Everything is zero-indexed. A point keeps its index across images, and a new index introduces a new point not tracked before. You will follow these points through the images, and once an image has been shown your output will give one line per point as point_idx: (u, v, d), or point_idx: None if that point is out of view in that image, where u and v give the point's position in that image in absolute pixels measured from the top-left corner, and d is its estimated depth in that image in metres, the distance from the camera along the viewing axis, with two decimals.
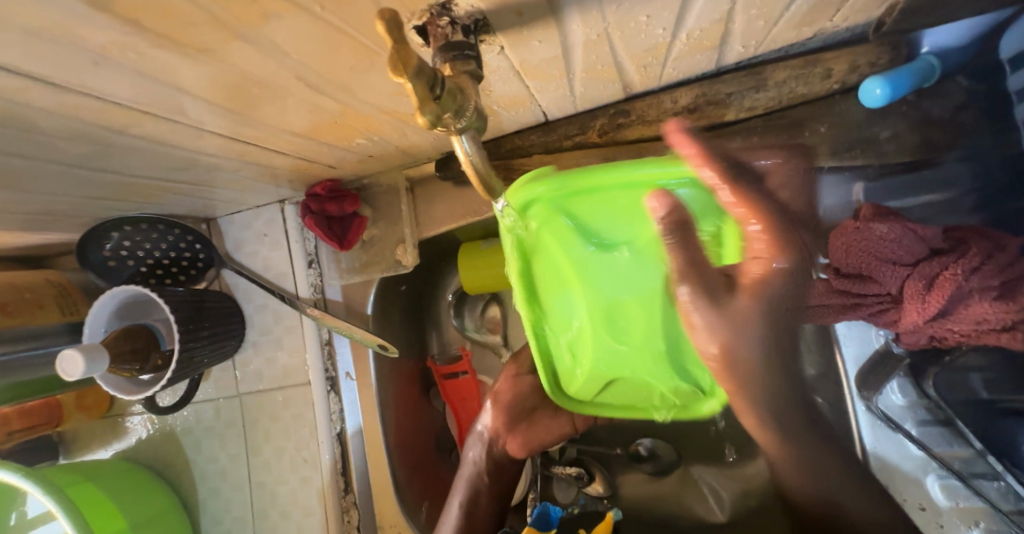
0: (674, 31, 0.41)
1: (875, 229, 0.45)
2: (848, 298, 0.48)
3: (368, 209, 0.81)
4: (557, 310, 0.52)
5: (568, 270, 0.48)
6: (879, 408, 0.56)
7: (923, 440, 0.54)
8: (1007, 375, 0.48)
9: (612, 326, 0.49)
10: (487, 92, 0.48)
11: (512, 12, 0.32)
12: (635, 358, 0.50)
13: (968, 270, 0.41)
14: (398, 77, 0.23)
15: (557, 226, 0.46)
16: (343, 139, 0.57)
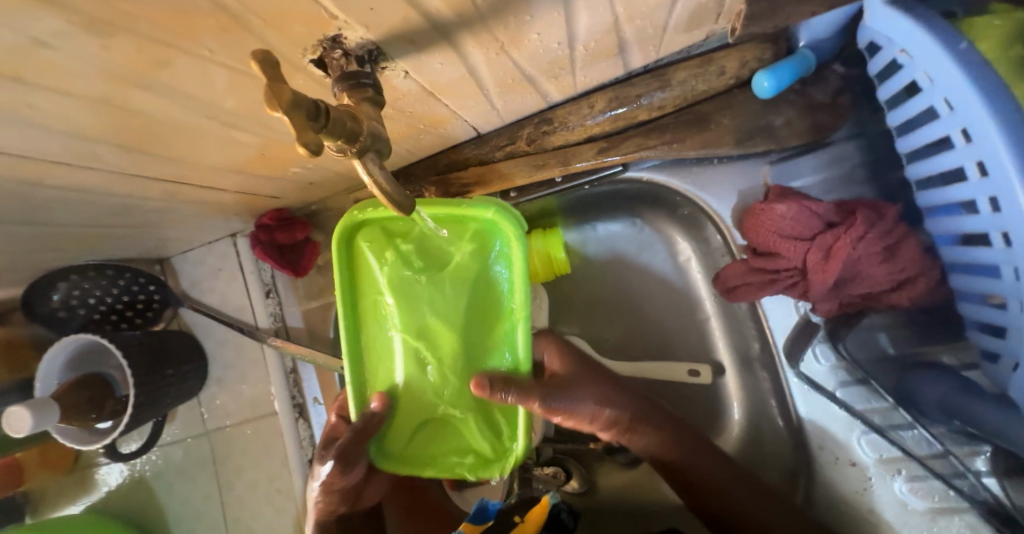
0: (569, 44, 0.44)
1: (777, 209, 0.52)
2: (766, 274, 0.55)
3: (319, 234, 0.83)
4: (380, 326, 0.59)
5: (388, 291, 0.57)
6: (804, 373, 0.60)
7: (846, 400, 0.58)
8: (910, 331, 0.54)
9: (420, 351, 0.58)
10: (406, 113, 0.50)
11: (403, 40, 0.34)
12: (441, 387, 0.58)
13: (856, 238, 0.49)
14: (275, 111, 0.25)
15: (386, 245, 0.58)
16: (277, 169, 0.59)
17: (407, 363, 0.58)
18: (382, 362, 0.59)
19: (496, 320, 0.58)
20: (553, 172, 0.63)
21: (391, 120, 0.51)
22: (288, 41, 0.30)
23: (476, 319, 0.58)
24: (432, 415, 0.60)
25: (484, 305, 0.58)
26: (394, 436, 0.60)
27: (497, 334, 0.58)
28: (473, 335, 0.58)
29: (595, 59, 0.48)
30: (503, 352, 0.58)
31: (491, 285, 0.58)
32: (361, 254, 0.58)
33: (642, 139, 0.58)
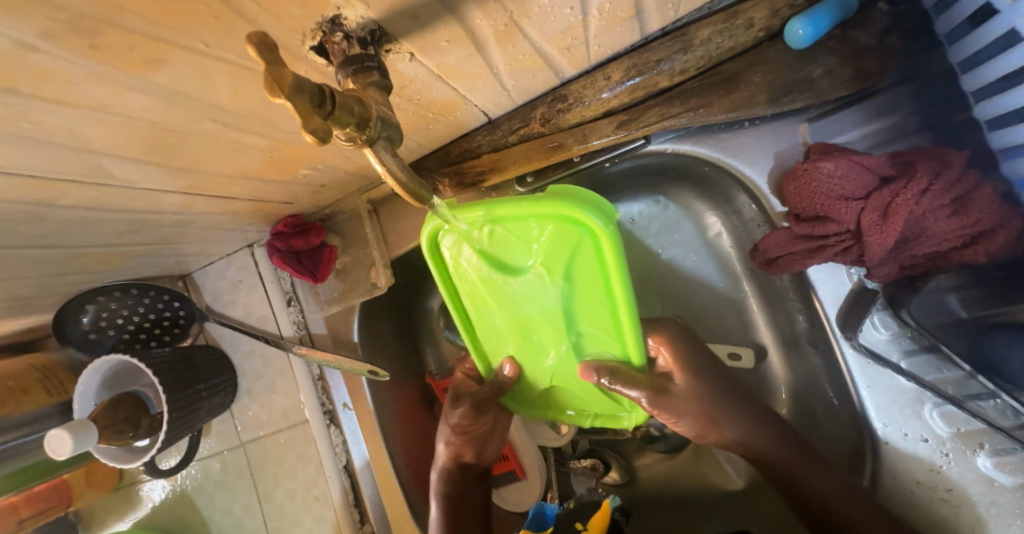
0: (583, 9, 0.40)
1: (823, 168, 0.48)
2: (812, 241, 0.51)
3: (336, 237, 0.82)
4: (483, 315, 0.61)
5: (485, 291, 0.58)
6: (863, 345, 0.56)
7: (914, 371, 0.54)
8: (985, 292, 0.50)
9: (528, 336, 0.60)
10: (415, 100, 0.47)
11: (405, 17, 0.32)
12: (555, 363, 0.62)
13: (917, 193, 0.45)
14: (277, 97, 0.23)
15: (471, 251, 0.55)
16: (287, 173, 0.58)
17: (518, 344, 0.62)
18: (496, 344, 0.64)
19: (598, 307, 0.55)
20: (570, 153, 0.61)
21: (400, 110, 0.48)
22: (285, 25, 0.28)
23: (577, 310, 0.56)
24: (547, 382, 0.65)
25: (583, 296, 0.55)
26: (518, 390, 0.69)
27: (600, 319, 0.56)
28: (575, 324, 0.57)
29: (612, 25, 0.45)
30: (610, 336, 0.57)
31: (586, 275, 0.53)
32: (445, 254, 0.57)
33: (666, 107, 0.55)
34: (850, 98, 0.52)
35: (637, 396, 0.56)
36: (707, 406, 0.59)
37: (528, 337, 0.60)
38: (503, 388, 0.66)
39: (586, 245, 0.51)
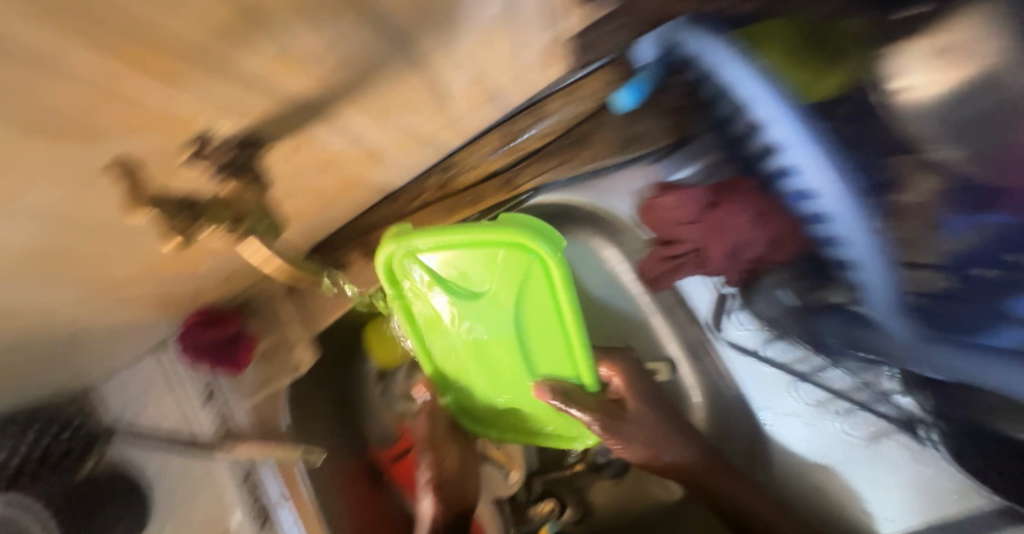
0: (443, 98, 0.47)
1: (662, 202, 0.59)
2: (672, 260, 0.62)
3: (253, 325, 0.81)
4: (439, 337, 0.63)
5: (442, 313, 0.60)
6: (731, 341, 0.68)
7: (772, 355, 0.66)
8: (804, 280, 0.57)
9: (482, 358, 0.63)
10: (307, 187, 0.51)
11: (274, 125, 0.36)
12: (510, 385, 0.65)
13: (730, 209, 0.54)
14: (143, 206, 0.30)
15: (426, 272, 0.56)
16: (187, 269, 0.58)
17: (474, 367, 0.64)
18: (453, 366, 0.66)
19: (548, 331, 0.59)
20: (467, 211, 0.68)
21: (294, 198, 0.52)
22: (155, 147, 0.30)
23: (533, 334, 0.59)
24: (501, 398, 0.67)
25: (536, 322, 0.58)
26: (475, 406, 0.71)
27: (555, 342, 0.60)
28: (531, 348, 0.60)
29: (475, 105, 0.52)
30: (561, 356, 0.61)
31: (539, 300, 0.57)
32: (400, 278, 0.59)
33: (538, 165, 0.64)
34: (672, 146, 0.63)
35: (589, 421, 0.61)
36: (658, 430, 0.65)
37: (482, 360, 0.63)
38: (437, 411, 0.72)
39: (536, 272, 0.54)
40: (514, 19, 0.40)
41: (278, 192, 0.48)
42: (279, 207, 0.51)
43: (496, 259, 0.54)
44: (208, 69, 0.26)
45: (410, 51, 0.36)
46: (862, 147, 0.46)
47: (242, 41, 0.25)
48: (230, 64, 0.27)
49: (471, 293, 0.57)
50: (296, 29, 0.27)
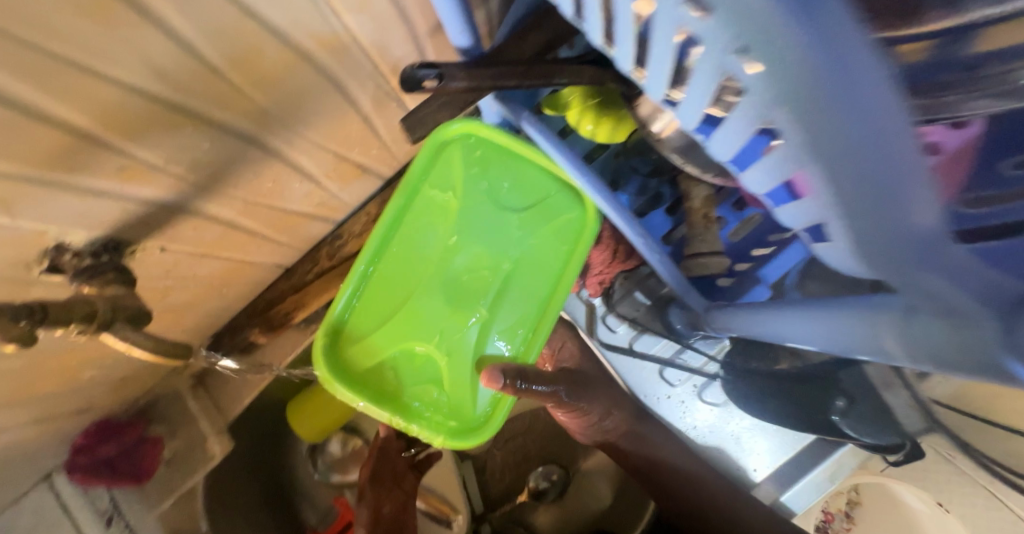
0: (311, 180, 0.53)
1: None
2: None
3: (160, 427, 0.78)
4: (414, 242, 0.55)
5: (447, 213, 0.54)
6: (603, 341, 0.66)
7: (643, 349, 0.65)
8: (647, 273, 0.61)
9: (455, 286, 0.55)
10: (192, 276, 0.54)
11: (138, 224, 0.40)
12: (451, 342, 0.55)
13: None
14: None
15: (473, 155, 0.53)
16: (69, 379, 0.57)
17: (434, 296, 0.55)
18: (395, 276, 0.56)
19: (534, 286, 0.55)
20: None
21: (180, 289, 0.54)
22: (6, 264, 0.33)
23: (519, 279, 0.55)
24: (432, 360, 0.56)
25: (528, 274, 0.55)
26: (398, 357, 0.57)
27: (528, 303, 0.55)
28: (507, 300, 0.55)
29: (347, 181, 0.59)
30: (517, 330, 0.56)
31: (547, 250, 0.55)
32: (452, 157, 0.53)
33: None
34: None
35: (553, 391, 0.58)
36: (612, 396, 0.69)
37: (446, 286, 0.55)
38: (388, 449, 0.76)
39: (557, 223, 0.55)
40: (359, 110, 0.48)
41: (157, 286, 0.50)
42: (161, 299, 0.53)
43: (538, 182, 0.54)
44: (50, 187, 0.31)
45: (261, 147, 0.43)
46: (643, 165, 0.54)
47: (80, 159, 0.31)
48: (70, 179, 0.32)
49: (496, 205, 0.54)
50: (132, 144, 0.33)
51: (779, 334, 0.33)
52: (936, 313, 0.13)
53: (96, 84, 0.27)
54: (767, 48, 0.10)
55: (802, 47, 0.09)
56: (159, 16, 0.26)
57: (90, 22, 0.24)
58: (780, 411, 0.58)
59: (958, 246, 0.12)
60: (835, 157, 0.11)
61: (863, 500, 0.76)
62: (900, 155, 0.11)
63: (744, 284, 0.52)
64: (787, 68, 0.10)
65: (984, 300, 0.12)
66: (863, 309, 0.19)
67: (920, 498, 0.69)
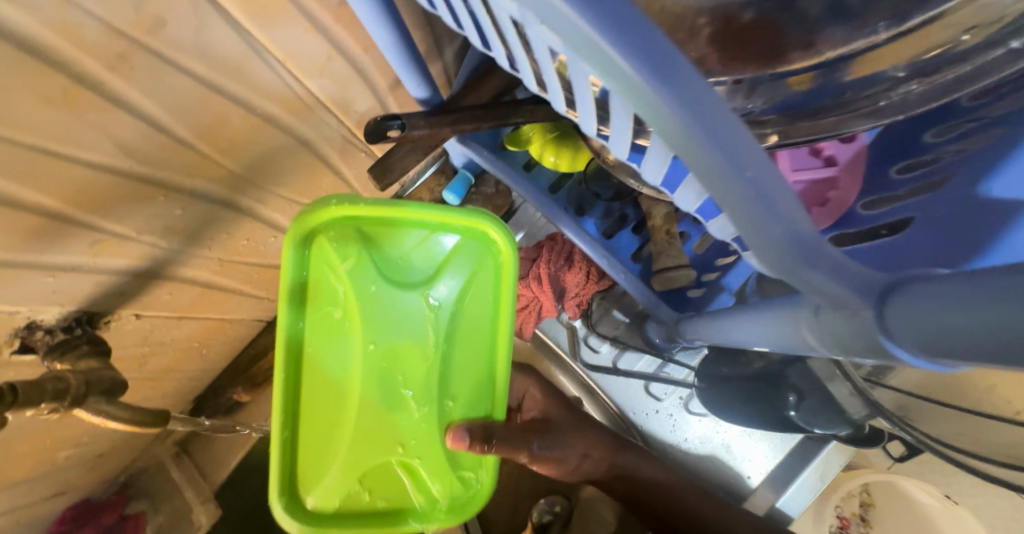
0: (286, 233, 0.54)
1: None
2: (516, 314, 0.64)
3: (143, 501, 0.74)
4: (324, 361, 0.40)
5: (348, 314, 0.39)
6: (587, 362, 0.68)
7: (626, 366, 0.68)
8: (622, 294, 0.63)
9: (387, 377, 0.41)
10: (169, 340, 0.53)
11: (110, 294, 0.40)
12: (408, 435, 0.42)
13: (553, 259, 0.60)
14: None
15: (362, 236, 0.39)
16: (42, 461, 0.55)
17: (368, 395, 0.41)
18: (314, 403, 0.40)
19: (477, 340, 0.42)
20: None
21: (157, 354, 0.54)
22: None
23: (458, 344, 0.42)
24: (400, 467, 0.42)
25: (468, 330, 0.42)
26: (359, 487, 0.42)
27: (476, 365, 0.42)
28: (454, 365, 0.42)
29: None
30: (474, 390, 0.43)
31: (478, 295, 0.41)
32: (325, 249, 0.38)
33: None
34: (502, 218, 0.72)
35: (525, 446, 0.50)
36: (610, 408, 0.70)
37: (379, 380, 0.41)
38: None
39: (484, 263, 0.41)
40: (328, 162, 0.49)
41: (135, 353, 0.50)
42: (139, 367, 0.52)
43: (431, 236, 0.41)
44: (23, 267, 0.32)
45: (235, 208, 0.44)
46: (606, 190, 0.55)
47: (53, 240, 0.32)
48: (43, 257, 0.32)
49: (399, 278, 0.40)
50: (104, 219, 0.34)
51: (734, 340, 0.36)
52: (829, 306, 0.16)
53: (67, 167, 0.29)
54: (651, 115, 0.13)
55: (675, 113, 0.12)
56: (125, 99, 0.28)
57: (56, 110, 0.25)
58: (751, 414, 0.56)
59: (836, 251, 0.15)
60: (712, 187, 0.14)
61: (875, 501, 0.72)
62: (757, 179, 0.13)
63: (709, 294, 0.54)
64: (659, 119, 0.13)
65: (860, 292, 0.15)
66: (786, 311, 0.21)
67: (929, 492, 0.67)
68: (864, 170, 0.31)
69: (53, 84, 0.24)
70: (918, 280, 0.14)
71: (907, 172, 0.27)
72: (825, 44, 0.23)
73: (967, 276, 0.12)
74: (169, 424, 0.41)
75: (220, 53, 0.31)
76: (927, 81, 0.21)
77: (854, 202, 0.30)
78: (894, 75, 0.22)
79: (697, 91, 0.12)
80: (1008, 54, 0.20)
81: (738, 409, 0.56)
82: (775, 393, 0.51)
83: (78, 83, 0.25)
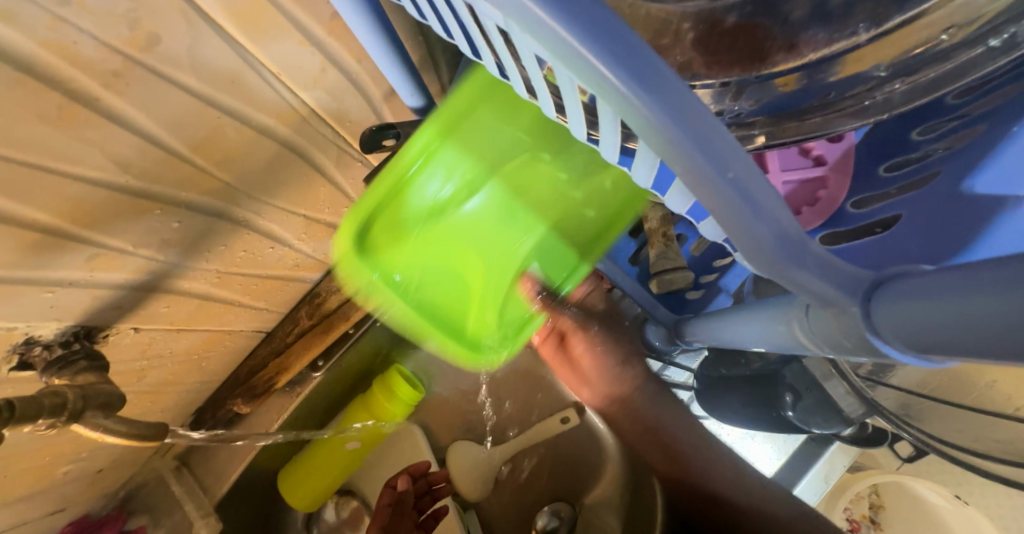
0: (284, 244, 0.54)
1: None
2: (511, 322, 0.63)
3: (144, 516, 0.75)
4: (418, 199, 0.41)
5: (489, 179, 0.44)
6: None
7: None
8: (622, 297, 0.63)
9: (504, 218, 0.48)
10: (168, 353, 0.53)
11: (108, 308, 0.40)
12: (502, 265, 0.52)
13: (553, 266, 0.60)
14: None
15: (505, 107, 0.39)
16: (43, 477, 0.54)
17: (478, 225, 0.48)
18: (413, 237, 0.45)
19: (559, 248, 0.52)
20: (341, 328, 0.72)
21: (157, 367, 0.54)
22: None
23: (552, 236, 0.51)
24: (474, 304, 0.54)
25: (564, 228, 0.51)
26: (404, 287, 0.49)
27: (561, 253, 0.53)
28: (545, 246, 0.52)
29: (321, 240, 0.60)
30: (557, 264, 0.54)
31: (585, 220, 0.50)
32: (481, 124, 0.39)
33: None
34: None
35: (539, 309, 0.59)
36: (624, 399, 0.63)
37: (494, 225, 0.48)
38: (403, 504, 0.73)
39: (599, 190, 0.48)
40: (325, 172, 0.49)
41: (134, 367, 0.50)
42: (138, 381, 0.52)
43: (573, 159, 0.45)
44: (21, 282, 0.32)
45: (232, 219, 0.44)
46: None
47: (51, 256, 0.32)
48: (40, 273, 0.33)
49: (541, 164, 0.45)
50: (101, 234, 0.34)
51: (730, 341, 0.36)
52: (819, 306, 0.16)
53: (63, 183, 0.29)
54: (633, 119, 0.13)
55: (655, 116, 0.12)
56: (121, 116, 0.29)
57: (53, 128, 0.26)
58: (749, 417, 0.54)
59: (821, 249, 0.15)
60: (699, 190, 0.14)
61: (885, 503, 0.71)
62: (739, 180, 0.13)
63: (708, 295, 0.53)
64: (643, 127, 0.13)
65: (847, 290, 0.15)
66: (778, 311, 0.22)
67: (938, 492, 0.68)
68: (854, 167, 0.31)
69: (47, 102, 0.24)
70: (903, 278, 0.14)
71: (896, 170, 0.28)
72: (808, 47, 0.22)
73: (949, 274, 0.12)
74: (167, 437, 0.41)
75: (213, 67, 0.31)
76: (908, 81, 0.22)
77: (843, 201, 0.30)
78: (877, 75, 0.22)
79: (676, 95, 0.12)
80: (984, 54, 0.21)
81: (739, 411, 0.55)
82: (772, 393, 0.48)
83: (73, 100, 0.26)
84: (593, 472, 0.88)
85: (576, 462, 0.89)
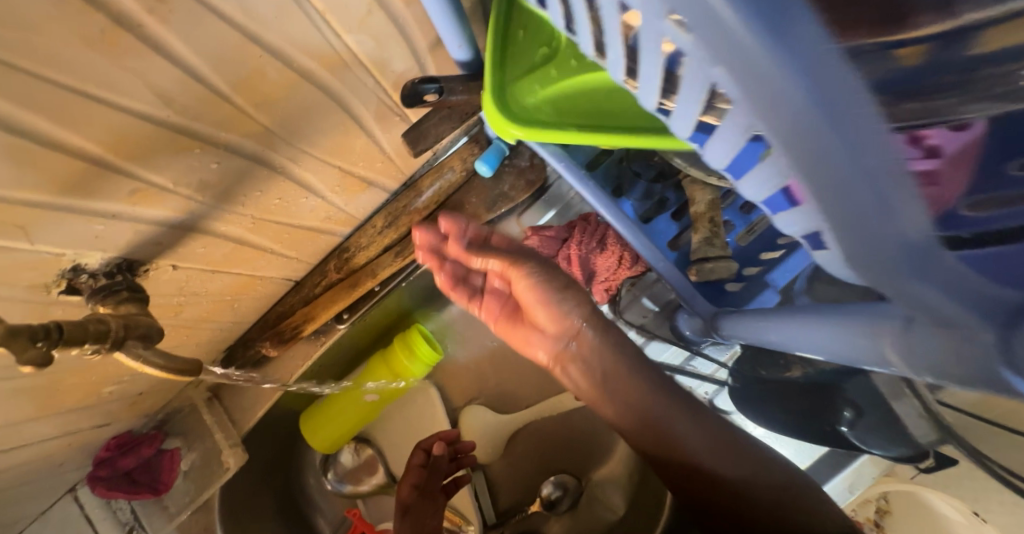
0: (317, 195, 0.53)
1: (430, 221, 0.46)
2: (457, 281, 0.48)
3: (176, 439, 0.79)
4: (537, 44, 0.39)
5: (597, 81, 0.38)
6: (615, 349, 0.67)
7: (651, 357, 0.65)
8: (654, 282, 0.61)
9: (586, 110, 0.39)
10: (203, 293, 0.54)
11: (148, 244, 0.41)
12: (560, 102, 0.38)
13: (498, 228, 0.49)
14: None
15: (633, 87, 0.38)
16: (88, 396, 0.58)
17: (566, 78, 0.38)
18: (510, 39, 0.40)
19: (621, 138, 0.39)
20: (368, 285, 0.70)
21: (192, 304, 0.55)
22: (26, 286, 0.35)
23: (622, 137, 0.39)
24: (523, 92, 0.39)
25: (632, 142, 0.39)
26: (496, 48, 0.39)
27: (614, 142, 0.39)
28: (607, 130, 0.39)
29: (353, 194, 0.59)
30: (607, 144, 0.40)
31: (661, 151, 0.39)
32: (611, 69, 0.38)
33: None
34: (538, 192, 0.69)
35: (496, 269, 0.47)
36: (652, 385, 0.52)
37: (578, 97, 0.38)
38: (436, 468, 0.79)
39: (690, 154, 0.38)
40: (361, 123, 0.48)
41: (171, 301, 0.51)
42: (174, 315, 0.54)
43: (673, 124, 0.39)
44: (63, 210, 0.32)
45: (267, 164, 0.43)
46: (644, 173, 0.54)
47: (94, 186, 0.32)
48: (85, 202, 0.33)
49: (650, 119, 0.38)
50: (143, 169, 0.34)
51: (774, 343, 0.34)
52: (935, 322, 0.14)
53: (108, 111, 0.28)
54: (754, 80, 0.10)
55: (782, 70, 0.09)
56: (164, 45, 0.28)
57: (98, 52, 0.25)
58: (783, 423, 0.53)
59: (956, 261, 0.12)
60: (815, 164, 0.11)
61: (893, 509, 0.67)
62: (880, 162, 0.10)
63: (750, 289, 0.51)
64: (768, 90, 0.10)
65: (981, 312, 0.13)
66: (863, 322, 0.19)
67: (953, 506, 0.59)
68: (977, 159, 0.27)
69: (90, 25, 0.24)
70: None
71: None
72: (967, 5, 0.18)
73: None
74: (202, 373, 0.41)
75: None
76: None
77: (957, 202, 0.26)
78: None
79: (820, 42, 0.09)
80: None
81: (779, 421, 0.54)
82: (831, 405, 0.50)
83: (115, 24, 0.25)
84: (600, 451, 0.88)
85: (585, 440, 0.88)
